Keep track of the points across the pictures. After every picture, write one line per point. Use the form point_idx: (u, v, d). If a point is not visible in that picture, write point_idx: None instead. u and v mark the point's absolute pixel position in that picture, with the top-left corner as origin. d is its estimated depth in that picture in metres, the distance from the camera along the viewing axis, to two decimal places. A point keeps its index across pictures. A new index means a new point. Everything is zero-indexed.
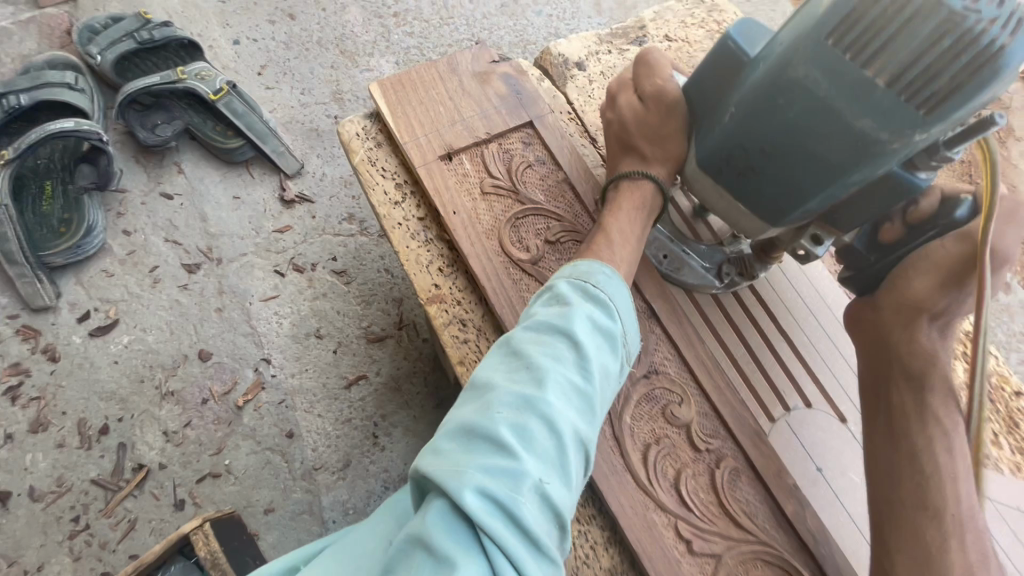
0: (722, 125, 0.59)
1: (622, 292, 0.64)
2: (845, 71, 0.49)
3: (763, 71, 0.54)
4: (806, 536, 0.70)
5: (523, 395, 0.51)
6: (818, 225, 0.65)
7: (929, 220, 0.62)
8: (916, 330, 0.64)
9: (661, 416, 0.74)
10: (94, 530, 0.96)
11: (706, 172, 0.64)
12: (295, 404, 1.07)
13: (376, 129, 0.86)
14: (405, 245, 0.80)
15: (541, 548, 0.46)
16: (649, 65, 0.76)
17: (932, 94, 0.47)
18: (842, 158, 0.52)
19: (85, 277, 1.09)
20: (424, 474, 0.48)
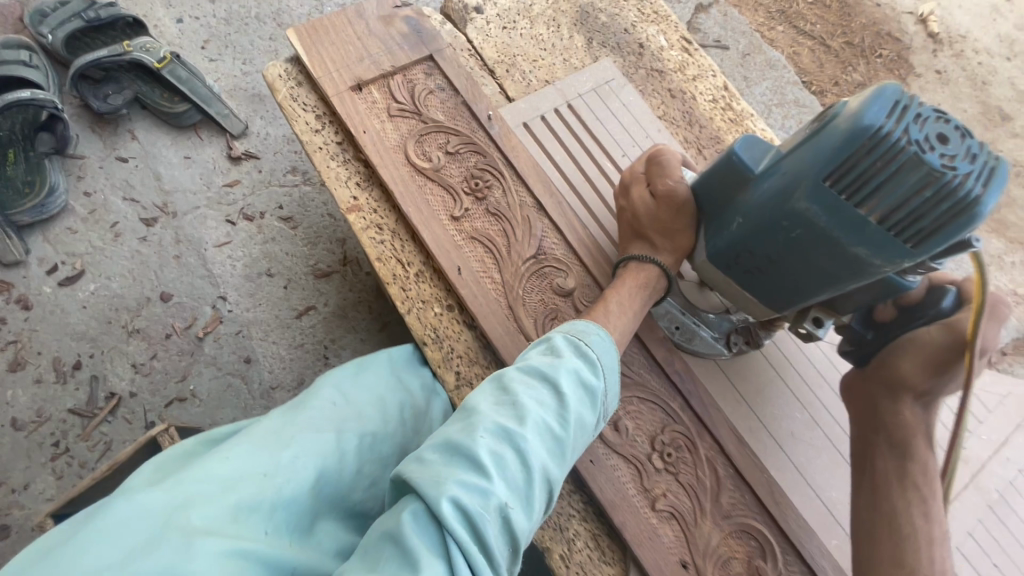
0: (735, 231, 0.73)
1: (611, 353, 0.74)
2: (842, 210, 0.63)
3: (770, 194, 0.67)
4: (673, 376, 0.85)
5: (502, 428, 0.62)
6: (819, 309, 0.78)
7: (918, 307, 0.77)
8: (901, 402, 0.77)
9: (549, 289, 0.88)
10: (74, 451, 1.07)
11: (722, 265, 0.78)
12: (250, 333, 1.18)
13: (296, 71, 0.98)
14: (325, 165, 0.93)
15: (490, 560, 0.58)
16: (664, 167, 0.85)
17: (917, 231, 0.61)
18: (837, 269, 0.67)
19: (52, 234, 1.20)
20: (408, 478, 0.60)
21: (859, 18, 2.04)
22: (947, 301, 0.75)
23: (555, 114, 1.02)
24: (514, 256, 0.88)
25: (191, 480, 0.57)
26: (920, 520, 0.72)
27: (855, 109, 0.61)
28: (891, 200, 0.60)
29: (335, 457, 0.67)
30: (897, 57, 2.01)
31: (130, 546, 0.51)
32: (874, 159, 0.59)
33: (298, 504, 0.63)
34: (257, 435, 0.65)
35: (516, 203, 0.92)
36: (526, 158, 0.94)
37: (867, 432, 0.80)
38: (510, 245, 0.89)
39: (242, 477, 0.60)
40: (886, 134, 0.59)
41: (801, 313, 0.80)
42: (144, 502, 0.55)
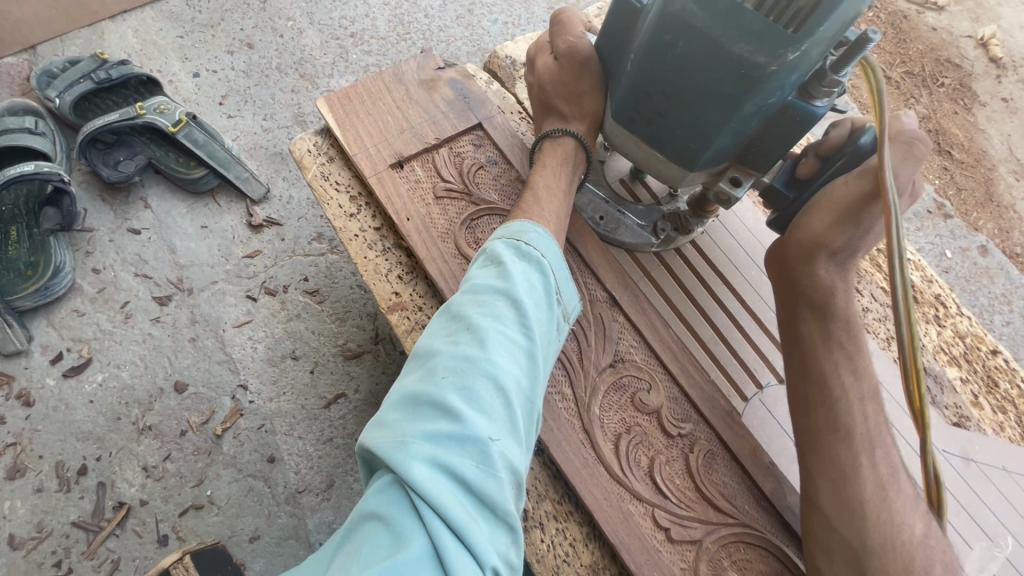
0: (630, 74, 0.65)
1: (552, 248, 0.68)
2: (719, 2, 0.54)
3: (653, 15, 0.60)
4: (785, 513, 0.70)
5: (461, 358, 0.55)
6: (735, 168, 0.69)
7: (836, 152, 0.69)
8: (818, 261, 0.71)
9: (630, 405, 0.73)
10: (77, 572, 0.94)
11: (625, 121, 0.69)
12: (274, 428, 1.06)
13: (328, 144, 0.86)
14: (363, 255, 0.80)
15: (492, 509, 0.50)
16: (564, 27, 0.80)
17: (797, 11, 0.51)
18: (729, 85, 0.58)
19: (56, 318, 1.09)
20: (371, 446, 0.51)
21: (914, 45, 1.89)
22: (867, 138, 0.66)
23: (619, 185, 0.90)
24: (587, 364, 0.74)
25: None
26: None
27: None
28: None
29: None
30: (959, 85, 1.86)
31: None
32: None
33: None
34: None
35: (586, 299, 0.78)
36: (593, 242, 0.82)
37: (791, 300, 0.75)
38: (581, 350, 0.75)
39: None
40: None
41: (717, 175, 0.71)
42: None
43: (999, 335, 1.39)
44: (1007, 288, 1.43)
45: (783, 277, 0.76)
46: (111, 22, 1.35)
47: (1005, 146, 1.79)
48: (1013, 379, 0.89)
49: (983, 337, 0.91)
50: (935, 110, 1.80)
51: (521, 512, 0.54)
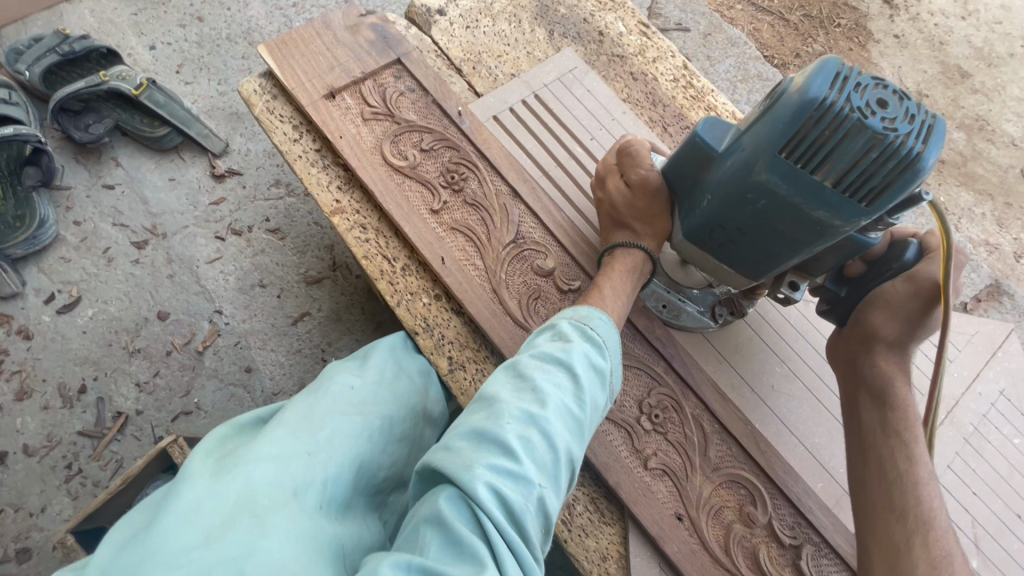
0: (708, 207, 0.76)
1: (614, 336, 0.78)
2: (802, 178, 0.66)
3: (734, 168, 0.71)
4: (654, 341, 0.89)
5: (525, 413, 0.65)
6: (794, 273, 0.83)
7: (883, 261, 0.83)
8: (875, 354, 0.83)
9: (531, 271, 0.92)
10: (86, 472, 1.10)
11: (697, 240, 0.81)
12: (249, 343, 1.22)
13: (271, 84, 1.01)
14: (307, 172, 0.96)
15: (528, 544, 0.60)
16: (636, 157, 0.89)
17: (871, 189, 0.64)
18: (801, 232, 0.70)
19: (45, 264, 1.23)
20: (440, 466, 0.61)
21: None
22: (910, 253, 0.81)
23: (523, 105, 1.06)
24: (493, 239, 0.93)
25: (244, 464, 0.59)
26: (905, 464, 0.76)
27: (800, 83, 0.65)
28: (842, 163, 0.63)
29: (365, 438, 0.69)
30: (855, 25, 2.05)
31: (207, 528, 0.54)
32: (824, 127, 0.63)
33: (344, 481, 0.65)
34: (290, 420, 0.66)
35: (492, 192, 0.96)
36: (500, 150, 0.99)
37: (852, 388, 0.86)
38: (488, 229, 0.93)
39: (288, 456, 0.61)
40: (829, 105, 0.63)
41: (778, 280, 0.85)
42: (206, 488, 0.56)
43: None
44: None
45: (845, 368, 0.88)
46: (67, 4, 1.47)
47: (895, 77, 2.00)
48: None
49: None
50: (832, 48, 2.00)
51: (545, 550, 0.64)
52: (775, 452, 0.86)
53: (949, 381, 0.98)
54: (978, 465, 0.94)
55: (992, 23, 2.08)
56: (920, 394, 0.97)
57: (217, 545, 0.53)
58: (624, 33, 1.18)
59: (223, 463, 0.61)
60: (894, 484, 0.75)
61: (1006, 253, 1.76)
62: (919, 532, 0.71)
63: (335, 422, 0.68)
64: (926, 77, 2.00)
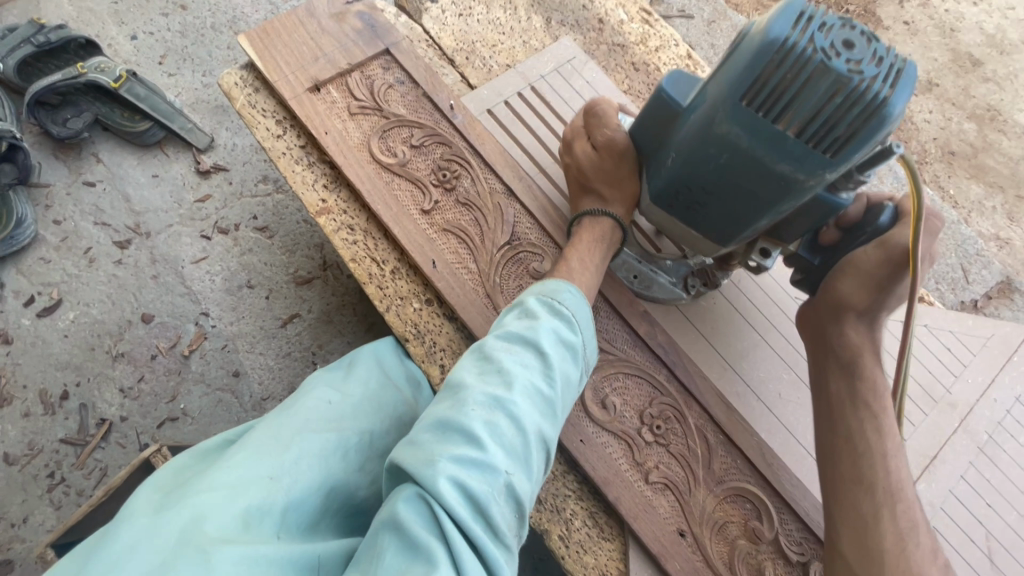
0: (672, 167, 0.72)
1: (583, 307, 0.75)
2: (763, 127, 0.61)
3: (697, 123, 0.66)
4: (656, 348, 0.85)
5: (490, 396, 0.62)
6: (765, 239, 0.77)
7: (857, 226, 0.77)
8: (844, 322, 0.79)
9: (526, 274, 0.87)
10: (69, 480, 1.07)
11: (664, 203, 0.77)
12: (236, 346, 1.18)
13: (252, 77, 0.96)
14: (291, 169, 0.92)
15: (498, 535, 0.57)
16: (603, 118, 0.86)
17: (834, 138, 0.59)
18: (766, 191, 0.66)
19: (24, 266, 1.18)
20: (402, 462, 0.58)
21: None
22: (884, 216, 0.76)
23: (518, 97, 1.01)
24: (487, 241, 0.88)
25: (193, 495, 0.55)
26: (873, 435, 0.74)
27: (761, 26, 0.60)
28: (805, 110, 0.58)
29: (337, 457, 0.65)
30: (863, 10, 1.99)
31: (151, 566, 0.50)
32: (785, 71, 0.58)
33: (310, 504, 0.61)
34: (252, 443, 0.62)
35: (486, 190, 0.91)
36: (493, 145, 0.94)
37: (819, 356, 0.83)
38: (480, 229, 0.89)
39: (245, 481, 0.58)
40: (791, 46, 0.58)
41: (748, 245, 0.79)
42: (151, 526, 0.53)
43: None
44: None
45: (812, 337, 0.84)
46: None
47: None
48: None
49: None
50: None
51: (521, 538, 0.61)
52: (782, 464, 0.83)
53: (963, 388, 0.94)
54: (992, 474, 0.90)
55: (1005, 9, 2.01)
56: (933, 402, 0.93)
57: None
58: (625, 20, 1.12)
59: (176, 494, 0.57)
60: (861, 457, 0.73)
61: (1017, 248, 1.72)
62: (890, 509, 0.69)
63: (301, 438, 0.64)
64: (936, 65, 1.94)
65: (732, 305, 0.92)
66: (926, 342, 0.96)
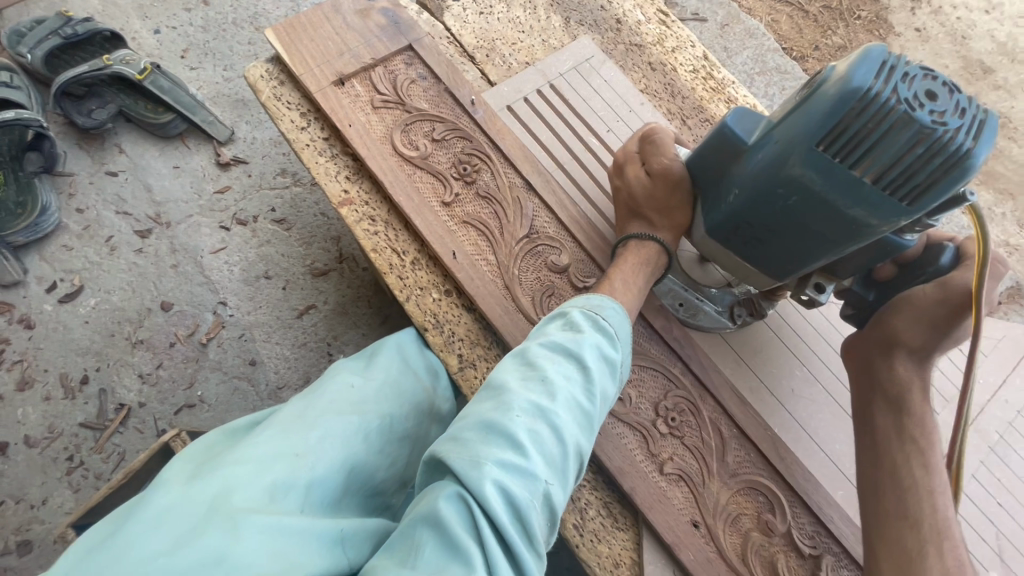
0: (732, 201, 0.73)
1: (623, 323, 0.75)
2: (836, 171, 0.62)
3: (762, 161, 0.67)
4: (672, 342, 0.87)
5: (535, 405, 0.63)
6: (819, 274, 0.80)
7: (917, 265, 0.79)
8: (894, 358, 0.79)
9: (544, 266, 0.89)
10: (88, 464, 1.09)
11: (721, 236, 0.78)
12: (253, 336, 1.20)
13: (278, 70, 0.98)
14: (314, 160, 0.93)
15: (533, 542, 0.58)
16: (657, 145, 0.86)
17: (913, 187, 0.61)
18: (832, 232, 0.67)
19: (47, 253, 1.20)
20: (445, 458, 0.60)
21: None
22: (945, 258, 0.77)
23: (537, 95, 1.03)
24: (507, 234, 0.89)
25: (224, 466, 0.57)
26: (919, 470, 0.74)
27: (841, 73, 0.62)
28: (884, 158, 0.60)
29: (360, 439, 0.66)
30: (875, 16, 2.00)
31: (180, 532, 0.51)
32: (865, 121, 0.59)
33: (333, 482, 0.62)
34: (281, 422, 0.64)
35: (506, 184, 0.93)
36: (512, 140, 0.95)
37: (866, 391, 0.83)
38: (500, 222, 0.90)
39: (275, 457, 0.59)
40: (874, 96, 0.59)
41: (803, 280, 0.81)
42: (182, 493, 0.54)
43: None
44: None
45: (858, 370, 0.84)
46: None
47: None
48: None
49: None
50: (853, 40, 1.95)
51: (549, 545, 0.62)
52: (795, 458, 0.83)
53: (977, 389, 0.95)
54: (1002, 474, 0.91)
55: (1017, 17, 2.02)
56: (944, 401, 0.94)
57: (188, 549, 0.50)
58: (643, 21, 1.14)
59: (207, 465, 0.59)
60: (906, 492, 0.73)
61: None
62: (932, 542, 0.69)
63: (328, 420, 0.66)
64: (947, 72, 1.95)
65: None
66: None
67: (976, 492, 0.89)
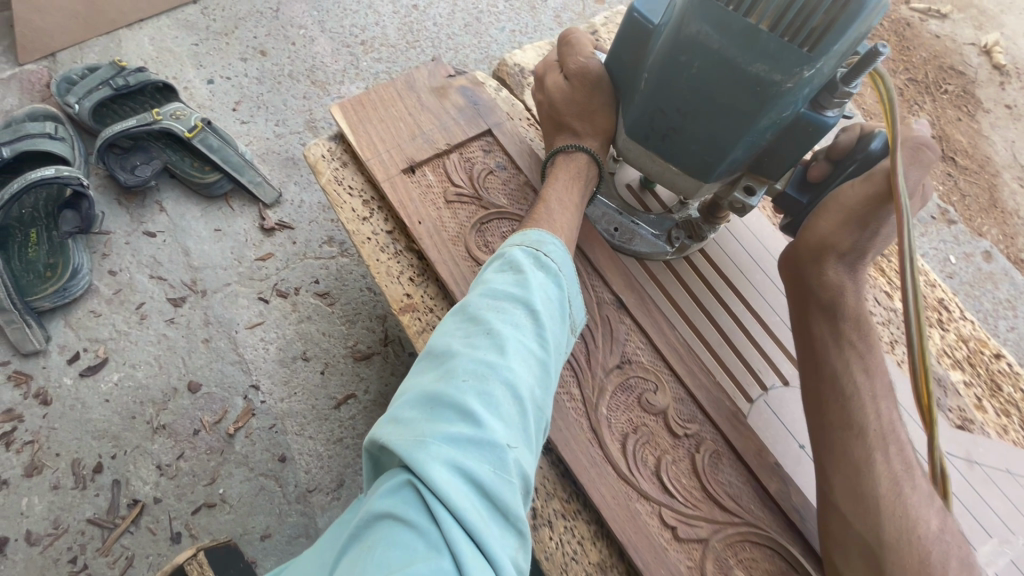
0: (644, 90, 0.66)
1: (568, 261, 0.68)
2: (733, 22, 0.56)
3: (665, 37, 0.62)
4: (790, 513, 0.71)
5: (480, 362, 0.53)
6: (749, 176, 0.72)
7: (847, 157, 0.73)
8: (825, 263, 0.74)
9: (637, 405, 0.75)
10: (92, 569, 0.96)
11: (637, 137, 0.70)
12: (285, 427, 1.07)
13: (341, 149, 0.88)
14: (374, 258, 0.82)
15: (510, 524, 0.48)
16: (575, 48, 0.83)
17: (811, 30, 0.54)
18: (746, 102, 0.60)
19: (73, 319, 1.11)
20: (386, 443, 0.49)
21: (919, 52, 1.91)
22: (877, 144, 0.71)
23: (626, 191, 0.92)
24: (594, 364, 0.76)
25: None
26: None
27: None
28: None
29: None
30: (962, 91, 1.86)
31: None
32: None
33: None
34: None
35: (593, 301, 0.80)
36: (601, 246, 0.83)
37: (802, 302, 0.78)
38: (589, 350, 0.77)
39: None
40: None
41: (732, 183, 0.74)
42: None
43: (1003, 340, 1.38)
44: (1011, 293, 1.42)
45: (792, 279, 0.79)
46: (128, 31, 1.38)
47: (1009, 152, 1.79)
48: (1016, 383, 0.89)
49: (988, 340, 0.92)
50: (939, 117, 1.81)
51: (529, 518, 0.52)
52: None
53: None
54: None
55: None
56: None
57: None
58: None
59: None
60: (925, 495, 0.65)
61: None
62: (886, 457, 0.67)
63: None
64: None
65: None
66: None
67: (987, 521, 0.77)
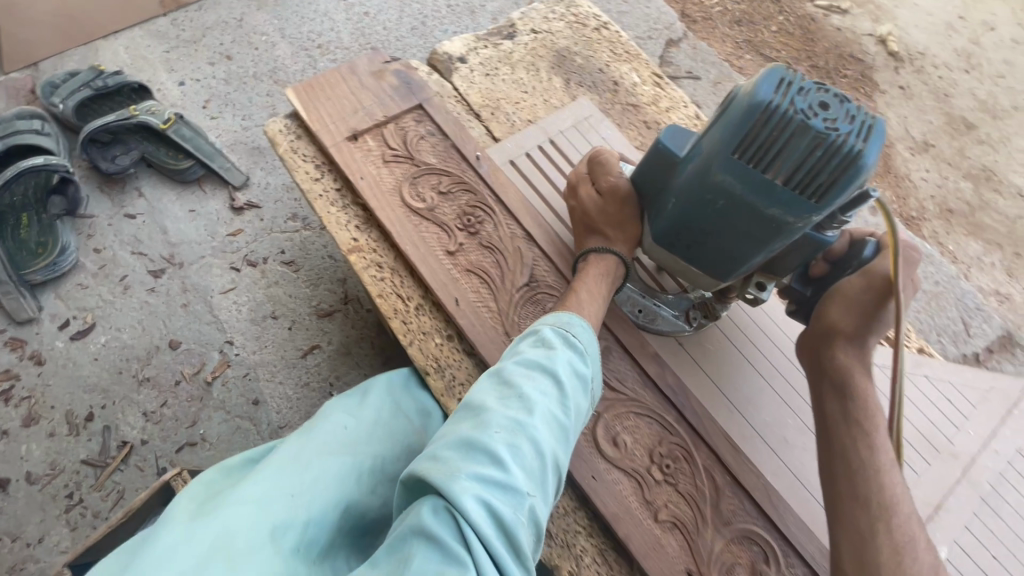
0: (670, 211, 0.79)
1: (590, 337, 0.78)
2: (752, 176, 0.68)
3: (691, 174, 0.74)
4: (665, 389, 0.89)
5: (513, 421, 0.64)
6: (760, 273, 0.84)
7: (844, 259, 0.84)
8: (836, 347, 0.83)
9: (543, 314, 0.93)
10: (87, 502, 1.09)
11: (666, 244, 0.84)
12: (257, 375, 1.22)
13: (296, 126, 1.05)
14: (326, 210, 0.98)
15: (520, 558, 0.58)
16: (604, 166, 0.94)
17: (817, 186, 0.66)
18: (758, 231, 0.72)
19: (63, 291, 1.24)
20: (426, 474, 0.59)
21: (822, 42, 2.15)
22: (868, 250, 0.83)
23: (538, 150, 1.09)
24: (507, 283, 0.94)
25: (225, 507, 0.60)
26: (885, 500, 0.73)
27: (749, 87, 0.68)
28: (790, 162, 0.65)
29: (353, 478, 0.69)
30: (860, 76, 2.11)
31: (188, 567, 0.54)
32: (771, 128, 0.65)
33: (328, 522, 0.65)
34: (275, 464, 0.66)
35: (508, 234, 0.97)
36: (513, 192, 1.01)
37: (816, 381, 0.86)
38: (502, 272, 0.94)
39: (270, 499, 0.62)
40: (775, 107, 0.65)
41: (745, 280, 0.85)
42: (183, 535, 0.56)
43: None
44: None
45: (809, 365, 0.88)
46: (104, 41, 1.54)
47: (902, 126, 2.03)
48: None
49: None
50: None
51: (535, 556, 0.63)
52: (788, 507, 0.85)
53: (967, 441, 0.96)
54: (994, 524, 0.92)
55: (994, 77, 2.15)
56: (935, 450, 0.95)
57: None
58: (638, 83, 1.21)
59: (210, 504, 0.62)
60: None
61: (1017, 303, 1.78)
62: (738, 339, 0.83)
63: (254, 521, 0.59)
64: (931, 127, 2.04)
65: (738, 349, 0.95)
66: (919, 385, 0.99)
67: None
